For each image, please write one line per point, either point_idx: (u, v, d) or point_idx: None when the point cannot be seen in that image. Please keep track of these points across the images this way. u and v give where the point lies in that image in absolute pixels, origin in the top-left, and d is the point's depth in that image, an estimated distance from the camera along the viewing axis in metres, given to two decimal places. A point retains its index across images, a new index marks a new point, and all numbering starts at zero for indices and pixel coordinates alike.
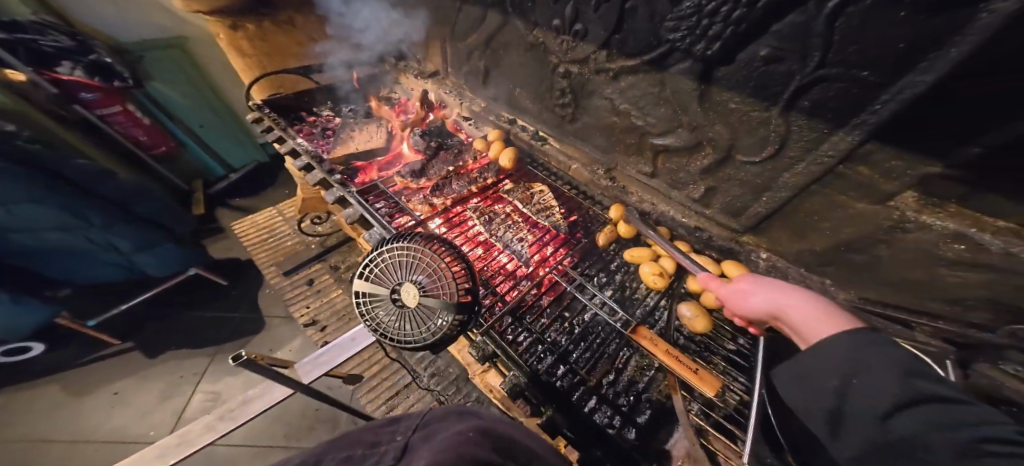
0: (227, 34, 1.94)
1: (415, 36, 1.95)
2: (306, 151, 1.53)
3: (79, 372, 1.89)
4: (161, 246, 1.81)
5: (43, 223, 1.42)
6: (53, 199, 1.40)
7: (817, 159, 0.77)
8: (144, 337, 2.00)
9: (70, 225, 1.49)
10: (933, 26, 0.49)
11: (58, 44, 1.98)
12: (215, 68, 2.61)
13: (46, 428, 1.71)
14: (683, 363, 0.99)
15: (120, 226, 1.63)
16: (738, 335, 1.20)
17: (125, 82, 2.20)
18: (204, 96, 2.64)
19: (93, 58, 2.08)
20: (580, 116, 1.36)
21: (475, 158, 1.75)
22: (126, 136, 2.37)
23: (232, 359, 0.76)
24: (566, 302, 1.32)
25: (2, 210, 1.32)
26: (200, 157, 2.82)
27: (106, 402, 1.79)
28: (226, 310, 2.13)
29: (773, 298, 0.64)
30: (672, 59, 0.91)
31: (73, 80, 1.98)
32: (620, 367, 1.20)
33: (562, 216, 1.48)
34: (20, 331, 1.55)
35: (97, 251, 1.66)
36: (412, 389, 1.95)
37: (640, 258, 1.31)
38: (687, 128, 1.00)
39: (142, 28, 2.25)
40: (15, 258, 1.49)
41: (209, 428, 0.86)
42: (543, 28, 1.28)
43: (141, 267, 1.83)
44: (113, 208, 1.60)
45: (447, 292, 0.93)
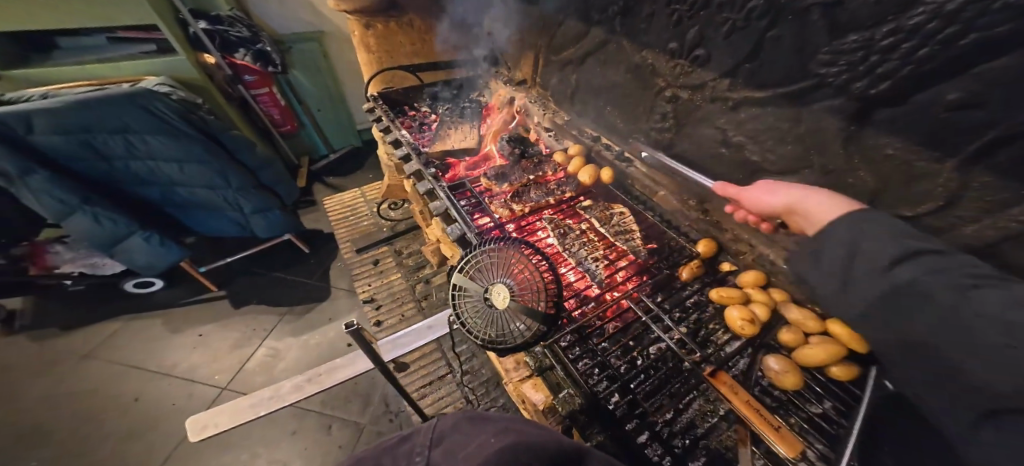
0: (359, 33, 2.16)
1: (514, 46, 2.03)
2: (408, 143, 1.66)
3: (178, 310, 2.17)
4: (275, 213, 2.00)
5: (200, 179, 1.70)
6: (212, 162, 1.67)
7: (998, 222, 0.65)
8: (234, 289, 2.24)
9: (217, 185, 1.75)
10: None
11: (240, 35, 2.28)
12: (340, 62, 2.93)
13: (145, 355, 1.97)
14: (762, 416, 0.94)
15: (251, 191, 1.85)
16: (829, 399, 1.02)
17: (275, 69, 2.47)
18: (328, 86, 2.96)
19: (259, 47, 2.37)
20: (680, 142, 1.31)
21: (555, 170, 1.74)
22: (266, 113, 2.74)
23: (348, 326, 0.82)
24: (633, 332, 1.25)
25: (178, 166, 1.63)
26: (312, 138, 3.16)
27: (193, 342, 2.02)
28: (300, 276, 2.32)
29: (788, 196, 0.73)
30: (817, 94, 0.84)
31: (243, 64, 2.37)
32: (680, 407, 1.10)
33: (642, 242, 1.43)
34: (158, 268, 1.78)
35: (227, 210, 1.88)
36: (445, 383, 1.96)
37: (728, 300, 1.19)
38: (818, 169, 0.91)
39: (298, 23, 2.61)
40: (173, 205, 1.79)
41: (297, 388, 0.95)
42: (655, 51, 1.27)
43: (255, 229, 2.00)
44: (249, 175, 1.85)
45: (534, 301, 0.92)
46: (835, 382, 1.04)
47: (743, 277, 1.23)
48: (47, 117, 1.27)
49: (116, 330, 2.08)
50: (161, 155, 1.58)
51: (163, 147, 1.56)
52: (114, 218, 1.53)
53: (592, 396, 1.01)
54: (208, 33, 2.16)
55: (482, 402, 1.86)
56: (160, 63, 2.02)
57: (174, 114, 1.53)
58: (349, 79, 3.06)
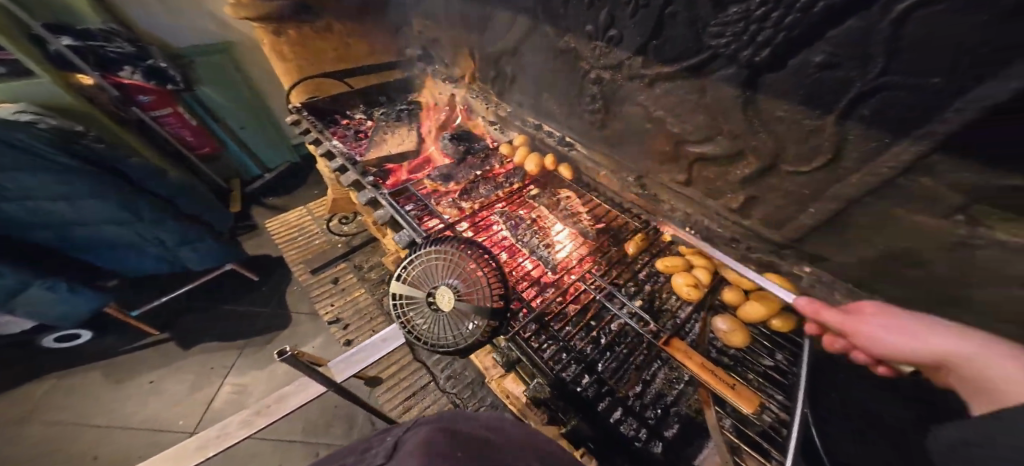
0: (270, 40, 2.02)
1: (444, 42, 1.99)
2: (341, 153, 1.59)
3: (120, 360, 2.00)
4: (203, 242, 1.88)
5: (98, 217, 1.54)
6: (109, 195, 1.52)
7: (874, 169, 0.72)
8: (181, 329, 2.09)
9: (121, 219, 1.60)
10: (1007, 41, 0.47)
11: (121, 50, 2.12)
12: (257, 73, 2.74)
13: (90, 413, 1.81)
14: (719, 376, 0.94)
15: (167, 221, 1.72)
16: (777, 348, 1.11)
17: (177, 86, 2.34)
18: (245, 100, 2.77)
19: (150, 63, 2.21)
20: (611, 122, 1.34)
21: (501, 163, 1.76)
22: (176, 136, 2.53)
23: (279, 354, 0.80)
24: (593, 311, 1.27)
25: (67, 204, 1.45)
26: (239, 157, 2.96)
27: (144, 390, 1.88)
28: (256, 305, 2.21)
29: (943, 344, 0.55)
30: (714, 65, 0.88)
31: (132, 84, 2.19)
32: (647, 380, 1.16)
33: (590, 223, 1.45)
34: (72, 318, 1.65)
35: (145, 246, 1.75)
36: (429, 392, 1.93)
37: (673, 268, 1.27)
38: (728, 136, 0.96)
39: (196, 35, 2.40)
40: (77, 249, 1.63)
41: (246, 423, 0.88)
42: (574, 34, 1.28)
43: (184, 261, 1.89)
44: (162, 205, 1.71)
45: (481, 297, 0.92)
46: (779, 333, 1.13)
47: (683, 248, 1.32)
48: None
49: (49, 392, 1.89)
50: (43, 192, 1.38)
51: (44, 183, 1.37)
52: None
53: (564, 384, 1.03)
54: (76, 50, 1.95)
55: (469, 404, 1.87)
56: (18, 88, 1.78)
57: (48, 147, 1.37)
58: (271, 91, 2.88)
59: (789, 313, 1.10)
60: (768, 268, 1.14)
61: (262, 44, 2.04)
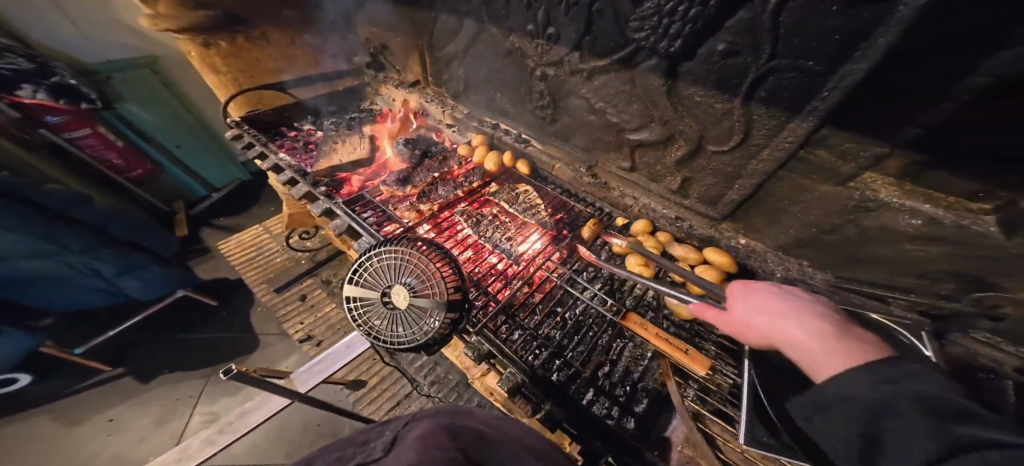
0: (199, 52, 1.93)
1: (393, 47, 1.98)
2: (289, 167, 1.55)
3: (67, 403, 1.85)
4: (146, 269, 1.78)
5: (18, 251, 1.38)
6: (23, 228, 1.36)
7: (779, 144, 0.80)
8: (136, 363, 1.97)
9: (47, 251, 1.45)
10: (855, 27, 0.57)
11: (14, 66, 1.86)
12: (189, 87, 2.62)
13: (42, 460, 1.66)
14: (673, 343, 1.02)
15: (102, 249, 1.61)
16: None
17: (93, 105, 2.17)
18: (180, 117, 2.64)
19: (56, 80, 2.01)
20: (560, 117, 1.39)
21: (460, 164, 1.78)
22: (98, 159, 2.33)
23: (222, 373, 0.76)
24: (557, 296, 1.32)
25: None
26: (178, 177, 2.78)
27: (102, 430, 1.75)
28: (218, 330, 2.11)
29: (786, 328, 0.56)
30: (640, 57, 0.95)
31: (36, 103, 1.97)
32: (614, 358, 1.20)
33: (548, 214, 1.51)
34: (4, 361, 1.52)
35: (78, 278, 1.63)
36: (415, 399, 1.94)
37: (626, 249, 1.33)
38: (659, 122, 1.04)
39: (112, 50, 2.25)
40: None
41: (209, 441, 0.86)
42: (517, 33, 1.32)
43: (125, 291, 1.78)
44: (93, 233, 1.60)
45: (436, 292, 0.95)
46: None
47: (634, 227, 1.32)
48: None
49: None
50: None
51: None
52: None
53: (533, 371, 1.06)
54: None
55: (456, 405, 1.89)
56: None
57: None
58: (207, 106, 2.78)
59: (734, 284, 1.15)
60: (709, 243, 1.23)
61: (191, 57, 1.94)
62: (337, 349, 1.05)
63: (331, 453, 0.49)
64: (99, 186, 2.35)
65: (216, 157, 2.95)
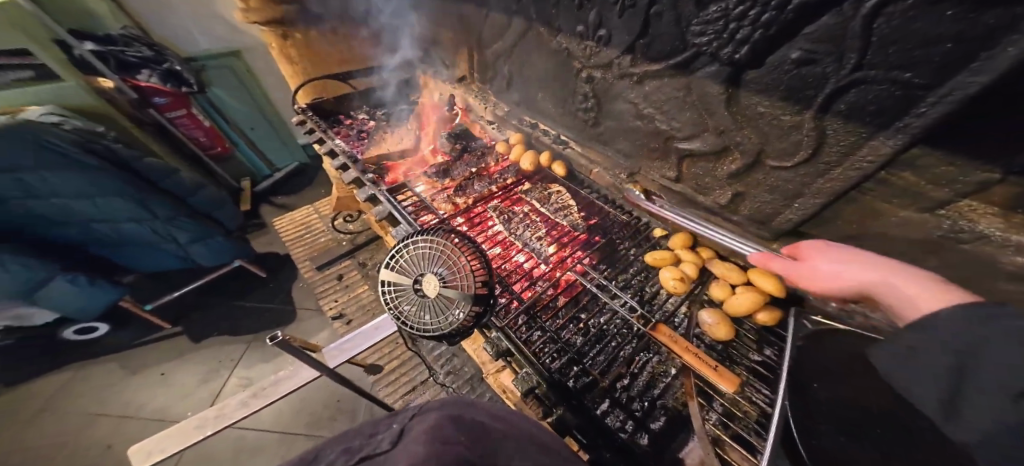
0: (277, 43, 2.10)
1: (443, 44, 2.04)
2: (343, 152, 1.64)
3: (133, 353, 2.07)
4: (213, 239, 1.94)
5: (120, 214, 1.61)
6: (126, 192, 1.58)
7: (854, 164, 0.73)
8: (192, 323, 2.17)
9: (141, 216, 1.67)
10: (976, 34, 0.48)
11: (140, 55, 2.19)
12: (266, 76, 2.84)
13: (106, 402, 1.88)
14: (701, 358, 0.98)
15: (181, 219, 1.80)
16: (763, 344, 1.12)
17: (191, 88, 2.47)
18: (257, 102, 2.90)
19: (167, 66, 2.31)
20: (603, 120, 1.36)
21: (496, 160, 1.80)
22: (189, 136, 2.61)
23: (268, 339, 0.83)
24: (582, 303, 1.30)
25: (87, 201, 1.51)
26: (249, 157, 3.04)
27: (156, 381, 1.95)
28: (263, 301, 2.28)
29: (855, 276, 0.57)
30: (699, 62, 0.90)
31: (150, 86, 2.26)
32: (635, 371, 1.16)
33: (580, 217, 1.50)
34: (91, 311, 1.70)
35: (159, 242, 1.81)
36: (429, 387, 1.98)
37: (661, 262, 1.29)
38: (714, 132, 0.98)
39: (209, 39, 2.48)
40: (101, 244, 1.71)
41: (243, 404, 0.93)
42: (567, 35, 1.31)
43: (194, 257, 1.93)
44: (178, 204, 1.80)
45: (465, 284, 0.97)
46: (766, 329, 1.15)
47: (672, 241, 1.32)
48: None
49: (66, 382, 1.97)
50: (64, 190, 1.45)
51: (66, 183, 1.44)
52: (23, 263, 1.41)
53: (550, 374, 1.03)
54: (98, 55, 2.03)
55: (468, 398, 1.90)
56: (46, 90, 1.85)
57: (71, 145, 1.45)
58: (279, 93, 2.98)
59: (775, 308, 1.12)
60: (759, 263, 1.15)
61: (270, 47, 2.13)
62: (365, 328, 1.10)
63: (334, 447, 0.46)
64: (187, 160, 2.61)
65: (281, 141, 3.18)
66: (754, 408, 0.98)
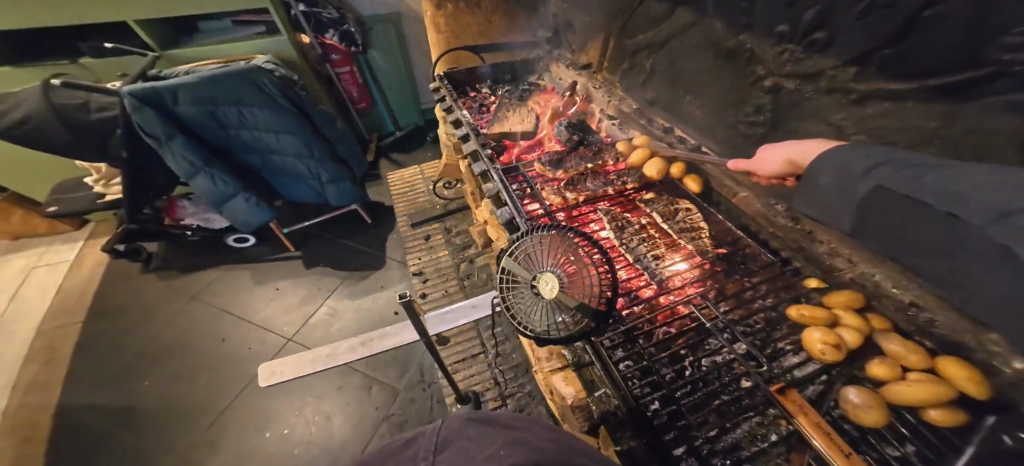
0: (431, 13, 2.20)
1: (580, 28, 1.95)
2: (468, 122, 1.69)
3: (263, 263, 2.47)
4: (346, 183, 2.15)
5: (292, 149, 1.88)
6: (303, 133, 1.85)
7: None
8: (309, 250, 2.49)
9: (304, 154, 1.92)
10: None
11: (331, 16, 2.48)
12: (414, 43, 3.01)
13: (234, 301, 2.29)
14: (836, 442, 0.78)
15: (329, 162, 2.02)
16: (911, 442, 0.84)
17: (357, 49, 2.67)
18: (402, 68, 3.08)
19: (344, 28, 2.55)
20: (774, 138, 1.15)
21: (614, 160, 1.63)
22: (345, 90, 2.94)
23: (398, 297, 0.89)
24: (688, 339, 1.13)
25: (275, 136, 1.81)
26: (382, 116, 3.32)
27: (271, 293, 2.30)
28: (364, 244, 2.51)
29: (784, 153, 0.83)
30: (992, 87, 0.64)
31: (331, 44, 2.59)
32: (727, 425, 0.94)
33: (710, 243, 1.31)
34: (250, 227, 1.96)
35: (308, 178, 2.05)
36: (477, 361, 2.01)
37: (810, 320, 1.04)
38: None
39: (380, 4, 2.71)
40: (271, 172, 1.99)
41: (350, 350, 1.01)
42: (757, 33, 1.09)
43: (327, 196, 2.16)
44: (329, 148, 2.03)
45: (584, 295, 0.88)
46: (930, 428, 0.84)
47: (830, 297, 1.06)
48: (185, 90, 1.49)
49: (217, 275, 2.43)
50: (264, 126, 1.75)
51: (268, 119, 1.74)
52: (226, 180, 1.76)
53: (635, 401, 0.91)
54: (305, 16, 2.39)
55: (509, 386, 1.89)
56: (267, 42, 2.28)
57: (276, 89, 1.69)
58: (420, 60, 3.14)
59: (955, 408, 0.81)
60: (950, 350, 0.89)
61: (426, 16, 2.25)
62: (465, 306, 1.11)
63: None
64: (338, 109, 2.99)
65: (411, 105, 3.36)
66: None
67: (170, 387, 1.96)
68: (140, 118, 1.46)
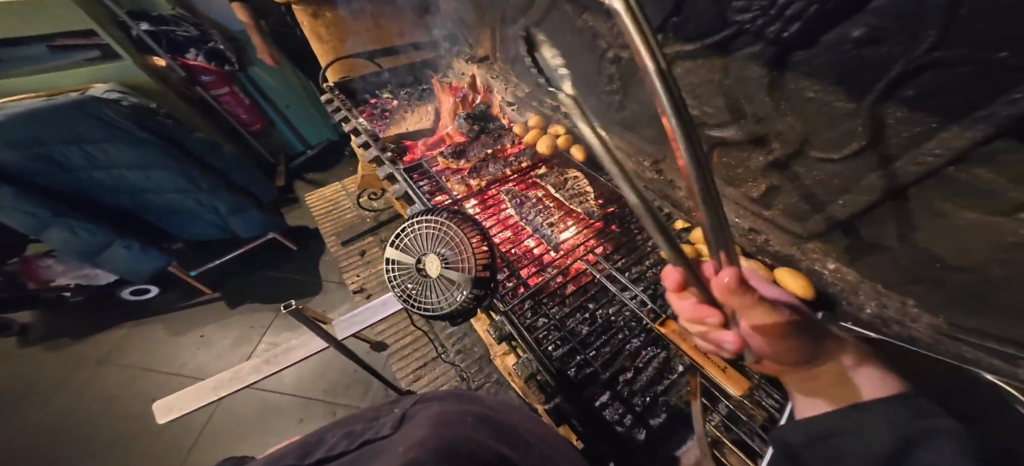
0: (309, 23, 2.12)
1: (469, 23, 1.98)
2: (366, 130, 1.66)
3: (177, 314, 2.26)
4: (249, 211, 2.03)
5: (168, 184, 1.73)
6: (177, 165, 1.71)
7: (918, 157, 0.64)
8: (229, 290, 2.32)
9: (185, 187, 1.78)
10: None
11: (188, 34, 2.33)
12: (302, 53, 2.85)
13: (151, 359, 2.08)
14: (712, 360, 0.86)
15: (222, 191, 1.88)
16: None
17: (231, 66, 2.54)
18: (295, 84, 2.94)
19: (210, 45, 2.44)
20: (629, 104, 1.28)
21: (512, 142, 1.75)
22: (231, 114, 2.73)
23: (283, 305, 0.87)
24: (591, 292, 1.22)
25: (143, 173, 1.66)
26: (286, 135, 3.14)
27: (196, 343, 2.12)
28: (292, 272, 2.40)
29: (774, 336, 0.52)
30: (740, 42, 0.81)
31: (196, 65, 2.39)
32: (640, 366, 1.09)
33: (597, 204, 1.43)
34: (142, 274, 1.89)
35: (201, 212, 1.91)
36: (437, 364, 1.86)
37: (680, 257, 1.17)
38: (753, 119, 0.90)
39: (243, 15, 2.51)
40: (151, 213, 1.82)
41: (255, 369, 0.99)
42: (593, 12, 1.20)
43: (232, 228, 2.04)
44: (219, 177, 1.89)
45: (467, 266, 0.94)
46: None
47: (695, 234, 1.20)
48: None
49: (122, 338, 2.18)
50: (123, 164, 1.60)
51: (125, 155, 1.58)
52: (88, 229, 1.60)
53: (551, 363, 0.99)
54: (152, 35, 2.17)
55: (476, 378, 1.76)
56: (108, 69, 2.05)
57: (124, 119, 1.55)
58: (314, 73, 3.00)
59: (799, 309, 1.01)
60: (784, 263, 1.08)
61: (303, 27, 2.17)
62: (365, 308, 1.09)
63: (338, 429, 0.48)
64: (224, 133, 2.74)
65: (315, 120, 3.23)
66: (761, 412, 0.92)
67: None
68: None
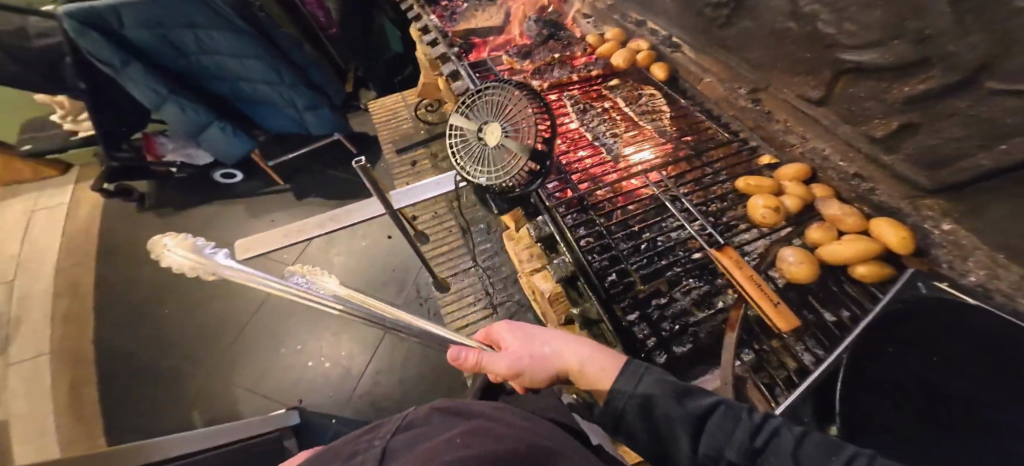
0: None
1: None
2: (436, 28, 1.61)
3: (257, 197, 2.55)
4: (323, 110, 2.15)
5: (258, 74, 1.86)
6: (266, 56, 1.81)
7: None
8: (298, 182, 2.55)
9: (272, 79, 1.90)
10: None
11: None
12: None
13: (234, 232, 2.41)
14: (762, 289, 0.76)
15: (301, 87, 2.00)
16: (852, 305, 0.83)
17: None
18: None
19: None
20: (737, 20, 1.12)
21: (583, 51, 1.60)
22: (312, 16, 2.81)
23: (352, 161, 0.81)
24: (645, 207, 1.12)
25: (238, 62, 1.78)
26: None
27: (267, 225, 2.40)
28: (352, 176, 2.55)
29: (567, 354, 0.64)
30: None
31: None
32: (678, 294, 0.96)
33: (670, 122, 1.30)
34: (233, 157, 2.08)
35: (284, 106, 2.04)
36: (468, 274, 1.89)
37: (753, 189, 1.01)
38: (912, 39, 0.71)
39: None
40: (245, 102, 1.99)
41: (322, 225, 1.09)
42: None
43: (308, 126, 2.17)
44: (299, 74, 1.99)
45: (528, 137, 0.88)
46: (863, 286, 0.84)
47: (785, 170, 1.03)
48: (128, 11, 1.44)
49: (214, 211, 2.53)
50: (222, 50, 1.71)
51: (225, 41, 1.69)
52: (194, 108, 1.80)
53: (585, 260, 0.92)
54: None
55: (499, 296, 1.78)
56: None
57: (229, 9, 1.61)
58: None
59: (887, 266, 0.81)
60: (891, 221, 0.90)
61: None
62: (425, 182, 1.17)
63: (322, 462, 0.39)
64: (309, 38, 2.85)
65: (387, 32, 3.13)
66: (796, 364, 0.78)
67: (191, 309, 2.17)
68: (85, 43, 1.43)
